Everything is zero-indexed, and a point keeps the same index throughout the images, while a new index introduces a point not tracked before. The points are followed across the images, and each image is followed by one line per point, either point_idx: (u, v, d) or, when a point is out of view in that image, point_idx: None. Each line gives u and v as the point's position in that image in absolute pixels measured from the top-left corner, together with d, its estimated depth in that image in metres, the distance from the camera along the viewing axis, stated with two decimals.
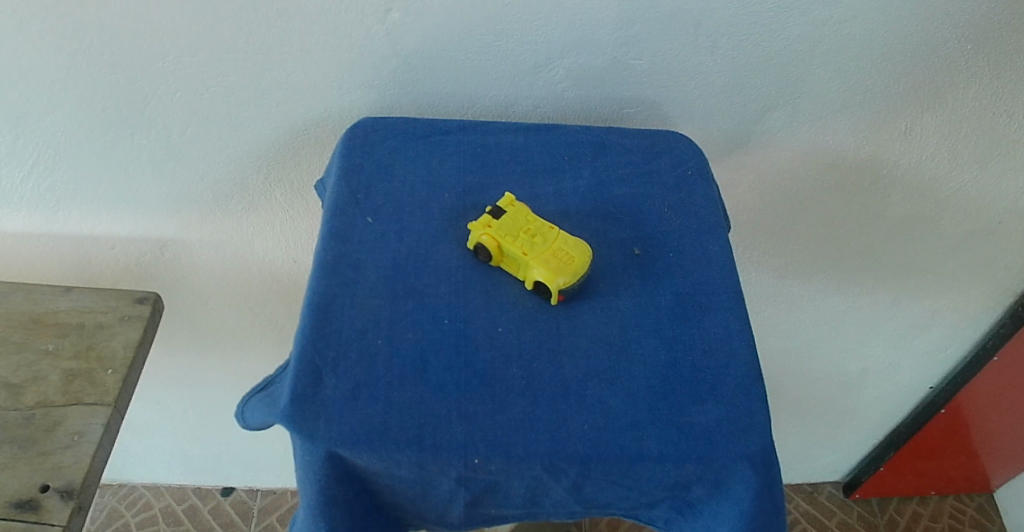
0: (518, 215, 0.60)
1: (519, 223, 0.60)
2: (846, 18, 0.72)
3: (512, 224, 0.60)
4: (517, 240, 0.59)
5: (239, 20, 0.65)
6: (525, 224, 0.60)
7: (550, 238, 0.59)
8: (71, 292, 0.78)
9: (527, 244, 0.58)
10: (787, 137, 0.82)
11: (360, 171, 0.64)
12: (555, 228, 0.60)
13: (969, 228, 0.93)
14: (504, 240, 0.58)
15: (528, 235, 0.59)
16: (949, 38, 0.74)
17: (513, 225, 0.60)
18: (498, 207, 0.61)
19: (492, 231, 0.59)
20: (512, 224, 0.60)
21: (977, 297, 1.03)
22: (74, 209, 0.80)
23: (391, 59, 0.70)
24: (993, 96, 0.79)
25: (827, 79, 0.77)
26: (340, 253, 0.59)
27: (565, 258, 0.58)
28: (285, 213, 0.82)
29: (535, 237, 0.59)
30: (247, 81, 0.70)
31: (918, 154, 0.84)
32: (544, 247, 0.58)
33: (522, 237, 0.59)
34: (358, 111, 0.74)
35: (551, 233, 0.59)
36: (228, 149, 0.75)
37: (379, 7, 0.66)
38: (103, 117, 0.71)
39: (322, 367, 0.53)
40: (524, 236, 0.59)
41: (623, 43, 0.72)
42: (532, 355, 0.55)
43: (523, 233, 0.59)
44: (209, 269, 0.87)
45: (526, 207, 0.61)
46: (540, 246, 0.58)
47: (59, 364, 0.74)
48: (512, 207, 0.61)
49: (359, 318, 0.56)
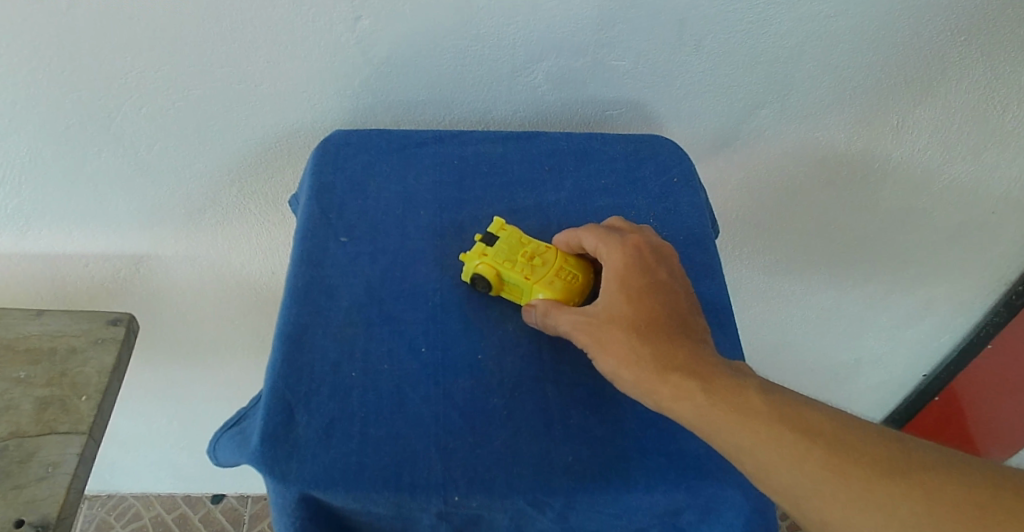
0: (511, 239, 0.58)
1: (514, 246, 0.58)
2: (834, 12, 0.69)
3: (507, 250, 0.58)
4: (515, 264, 0.57)
5: (204, 34, 0.63)
6: (519, 246, 0.58)
7: (548, 258, 0.58)
8: (43, 315, 0.75)
9: (528, 268, 0.57)
10: (775, 134, 0.80)
11: (332, 189, 0.62)
12: (551, 247, 0.58)
13: (963, 218, 0.92)
14: (502, 267, 0.56)
15: (526, 258, 0.57)
16: (941, 30, 0.72)
17: (508, 249, 0.58)
18: (489, 233, 0.59)
19: (488, 259, 0.56)
20: (507, 249, 0.57)
21: (974, 288, 1.01)
22: (44, 229, 0.77)
23: (363, 68, 0.68)
24: (987, 87, 0.77)
25: (818, 74, 0.75)
26: (312, 278, 0.57)
27: (569, 279, 0.57)
28: (260, 224, 0.80)
29: (534, 259, 0.57)
30: (214, 94, 0.67)
31: (911, 147, 0.83)
32: (545, 269, 0.57)
33: (521, 261, 0.57)
34: (333, 122, 0.72)
35: (549, 255, 0.58)
36: (199, 163, 0.73)
37: (349, 15, 0.63)
38: (66, 135, 0.68)
39: (294, 403, 0.51)
40: (522, 260, 0.57)
41: (603, 44, 0.69)
42: (513, 384, 0.54)
43: (520, 256, 0.57)
44: (186, 283, 0.85)
45: (517, 229, 0.59)
46: (540, 270, 0.57)
47: (31, 392, 0.72)
48: (504, 230, 0.59)
49: (333, 349, 0.54)
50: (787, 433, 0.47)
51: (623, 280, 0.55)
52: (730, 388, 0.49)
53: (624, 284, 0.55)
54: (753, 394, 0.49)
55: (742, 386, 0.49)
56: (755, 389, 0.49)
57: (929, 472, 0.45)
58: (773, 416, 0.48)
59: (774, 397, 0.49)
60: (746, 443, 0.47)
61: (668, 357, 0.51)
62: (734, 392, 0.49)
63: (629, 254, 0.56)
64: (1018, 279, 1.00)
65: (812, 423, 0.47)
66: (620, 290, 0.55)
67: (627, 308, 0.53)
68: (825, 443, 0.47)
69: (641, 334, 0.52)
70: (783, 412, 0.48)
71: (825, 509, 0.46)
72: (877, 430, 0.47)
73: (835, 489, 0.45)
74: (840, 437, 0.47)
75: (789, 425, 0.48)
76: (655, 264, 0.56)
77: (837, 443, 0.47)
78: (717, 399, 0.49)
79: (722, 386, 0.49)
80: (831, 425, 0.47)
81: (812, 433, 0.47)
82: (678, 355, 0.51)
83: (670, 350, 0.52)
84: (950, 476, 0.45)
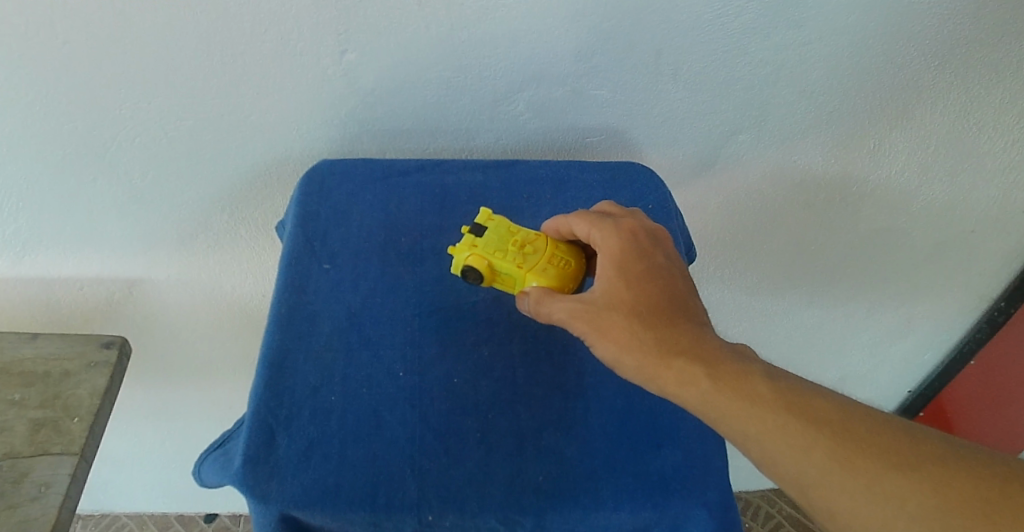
0: (501, 228, 0.60)
1: (504, 236, 0.60)
2: (807, 41, 0.72)
3: (497, 240, 0.60)
4: (507, 253, 0.59)
5: (196, 66, 0.65)
6: (510, 234, 0.60)
7: (539, 246, 0.60)
8: (37, 339, 0.78)
9: (520, 257, 0.59)
10: (753, 160, 0.83)
11: (316, 218, 0.64)
12: (540, 235, 0.61)
13: (942, 238, 0.94)
14: (494, 256, 0.58)
15: (517, 246, 0.60)
16: (914, 57, 0.74)
17: (498, 239, 0.60)
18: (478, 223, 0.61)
19: (480, 250, 0.59)
20: (497, 239, 0.60)
21: (957, 304, 1.03)
22: (41, 253, 0.79)
23: (349, 98, 0.70)
24: (960, 111, 0.79)
25: (793, 101, 0.77)
26: (295, 304, 0.60)
27: (561, 265, 0.59)
28: (250, 249, 0.82)
29: (525, 247, 0.59)
30: (205, 124, 0.70)
31: (887, 169, 0.85)
32: (537, 256, 0.59)
33: (512, 250, 0.59)
34: (321, 150, 0.74)
35: (540, 242, 0.60)
36: (192, 191, 0.75)
37: (335, 48, 0.66)
38: (63, 163, 0.71)
39: (275, 426, 0.54)
40: (513, 249, 0.59)
41: (583, 74, 0.72)
42: (487, 406, 0.57)
43: (511, 245, 0.60)
44: (178, 306, 0.87)
45: (506, 219, 0.61)
46: (532, 257, 0.59)
47: (25, 414, 0.74)
48: (493, 220, 0.61)
49: (314, 373, 0.57)
50: (793, 423, 0.50)
51: (619, 263, 0.58)
52: (734, 376, 0.52)
53: (622, 269, 0.58)
54: (759, 383, 0.52)
55: (747, 374, 0.52)
56: (760, 378, 0.52)
57: (935, 464, 0.48)
58: (779, 404, 0.51)
59: (780, 386, 0.52)
60: (754, 431, 0.51)
61: (672, 343, 0.54)
62: (739, 381, 0.52)
63: (626, 238, 0.59)
64: (998, 297, 1.02)
65: (816, 412, 0.51)
66: (619, 275, 0.57)
67: (627, 294, 0.56)
68: (830, 431, 0.50)
69: (642, 320, 0.55)
70: (788, 401, 0.51)
71: (834, 497, 0.49)
72: (881, 419, 0.51)
73: (843, 477, 0.49)
74: (844, 426, 0.50)
75: (793, 413, 0.51)
76: (652, 248, 0.59)
77: (843, 434, 0.50)
78: (721, 387, 0.52)
79: (726, 374, 0.53)
80: (836, 414, 0.51)
81: (818, 422, 0.50)
82: (680, 341, 0.55)
83: (673, 337, 0.55)
84: (954, 469, 0.48)
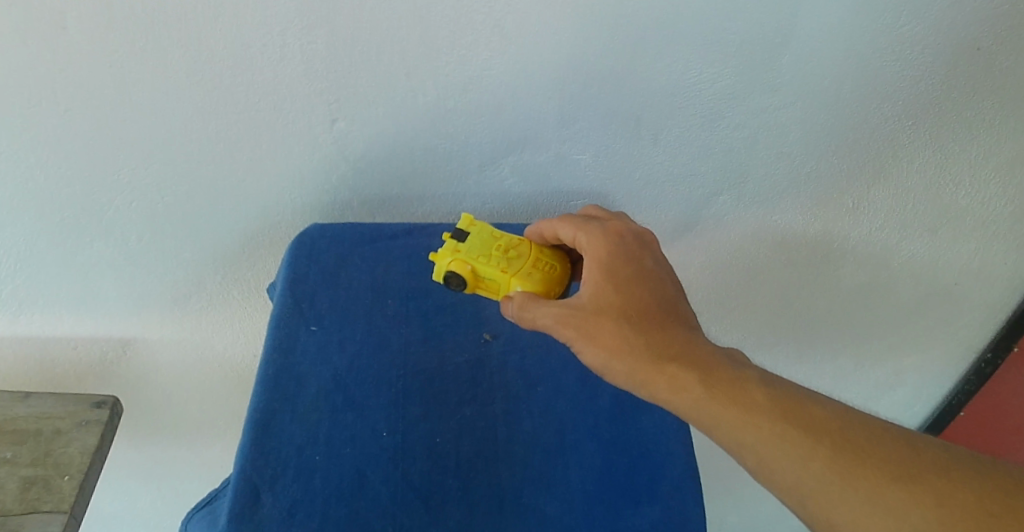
0: (483, 234, 0.65)
1: (488, 241, 0.65)
2: (785, 104, 0.75)
3: (481, 245, 0.65)
4: (491, 258, 0.64)
5: (192, 131, 0.67)
6: (493, 240, 0.65)
7: (521, 251, 0.65)
8: (30, 398, 0.79)
9: (504, 261, 0.64)
10: (734, 220, 0.85)
11: (305, 280, 0.67)
12: (520, 240, 0.66)
13: (927, 292, 0.96)
14: (480, 263, 0.63)
15: (501, 252, 0.65)
16: (891, 116, 0.77)
17: (482, 245, 0.65)
18: (461, 229, 0.66)
19: (466, 256, 0.64)
20: (481, 244, 0.65)
21: (944, 355, 1.06)
22: (35, 313, 0.80)
23: (340, 165, 0.73)
24: (936, 168, 0.82)
25: (771, 162, 0.80)
26: (282, 366, 0.63)
27: (543, 269, 0.65)
28: (244, 310, 0.84)
29: (508, 253, 0.65)
30: (201, 189, 0.72)
31: (869, 226, 0.87)
32: (521, 261, 0.64)
33: (496, 255, 0.64)
34: (312, 213, 0.77)
35: (522, 247, 0.65)
36: (187, 253, 0.78)
37: (326, 118, 0.68)
38: (60, 226, 0.72)
39: (260, 484, 0.58)
40: (496, 254, 0.64)
41: (566, 140, 0.75)
42: (468, 466, 0.62)
43: (495, 250, 0.65)
44: (171, 365, 0.88)
45: (487, 224, 0.66)
46: (515, 261, 0.64)
47: (16, 471, 0.75)
48: (475, 227, 0.66)
49: (299, 433, 0.61)
50: (791, 432, 0.55)
51: (608, 268, 0.63)
52: (730, 385, 0.57)
53: (612, 275, 0.63)
54: (755, 391, 0.57)
55: (744, 384, 0.57)
56: (757, 388, 0.57)
57: (929, 470, 0.53)
58: (775, 412, 0.56)
59: (775, 394, 0.57)
60: (753, 439, 0.55)
61: (668, 351, 0.60)
62: (736, 390, 0.57)
63: (614, 243, 0.65)
64: (986, 347, 1.04)
65: (812, 421, 0.55)
66: (610, 281, 0.63)
67: (618, 299, 0.62)
68: (827, 439, 0.55)
69: (634, 324, 0.60)
70: (784, 410, 0.56)
71: (832, 504, 0.53)
72: (878, 428, 0.55)
73: (841, 484, 0.53)
74: (841, 435, 0.55)
75: (789, 421, 0.55)
76: (639, 253, 0.65)
77: (840, 443, 0.54)
78: (716, 394, 0.57)
79: (723, 383, 0.58)
80: (833, 423, 0.55)
81: (814, 430, 0.55)
82: (674, 348, 0.60)
83: (668, 344, 0.60)
84: (953, 479, 0.52)
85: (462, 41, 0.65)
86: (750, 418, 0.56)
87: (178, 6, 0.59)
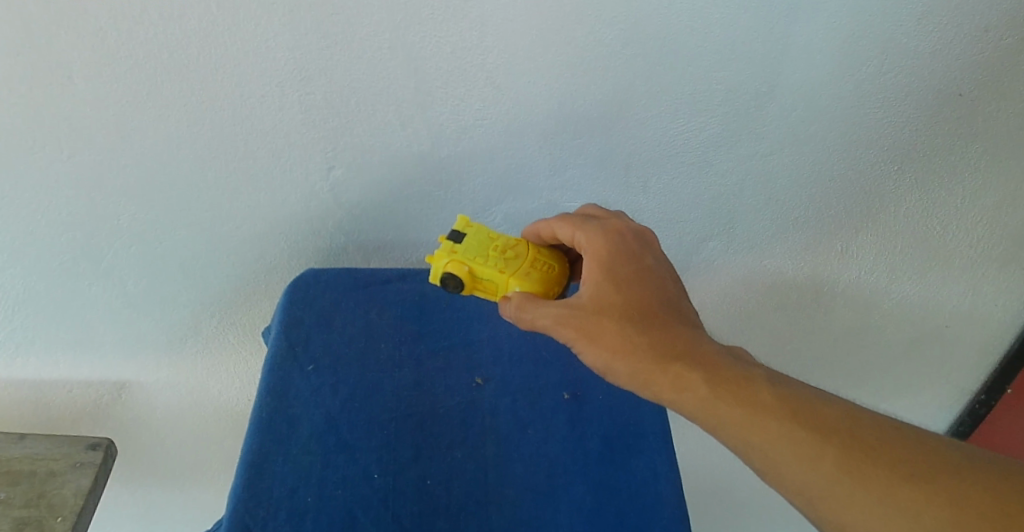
0: (479, 237, 0.65)
1: (484, 243, 0.65)
2: (771, 152, 0.77)
3: (478, 247, 0.64)
4: (488, 259, 0.64)
5: (191, 178, 0.69)
6: (490, 241, 0.65)
7: (519, 252, 0.65)
8: (25, 439, 0.79)
9: (501, 262, 0.64)
10: (723, 264, 0.87)
11: (300, 324, 0.68)
12: (516, 241, 0.66)
13: (917, 334, 0.97)
14: (476, 264, 0.63)
15: (498, 253, 0.64)
16: (876, 163, 0.79)
17: (478, 247, 0.64)
18: (456, 232, 0.66)
19: (462, 257, 0.63)
20: (478, 246, 0.64)
21: (936, 395, 1.07)
22: (33, 356, 0.81)
23: (336, 211, 0.74)
24: (922, 213, 0.84)
25: (759, 207, 0.81)
26: (276, 409, 0.64)
27: (542, 270, 0.64)
28: (240, 353, 0.85)
29: (505, 254, 0.64)
30: (199, 234, 0.74)
31: (858, 270, 0.89)
32: (518, 262, 0.64)
33: (493, 256, 0.64)
34: (308, 258, 0.78)
35: (519, 248, 0.65)
36: (184, 297, 0.79)
37: (322, 166, 0.70)
38: (60, 270, 0.74)
39: (251, 526, 0.58)
40: (493, 255, 0.64)
41: (557, 187, 0.77)
42: (459, 507, 0.63)
43: (492, 252, 0.64)
44: (166, 408, 0.89)
45: (483, 226, 0.66)
46: (512, 262, 0.64)
47: (9, 513, 0.76)
48: (470, 230, 0.66)
49: (291, 475, 0.61)
50: (799, 431, 0.53)
51: (607, 266, 0.62)
52: (735, 384, 0.56)
53: (611, 274, 0.62)
54: (762, 390, 0.55)
55: (751, 383, 0.56)
56: (763, 387, 0.56)
57: (949, 472, 0.50)
58: (782, 412, 0.54)
59: (783, 393, 0.55)
60: (760, 439, 0.54)
61: (670, 349, 0.58)
62: (741, 388, 0.56)
63: (613, 240, 0.64)
64: (979, 388, 1.05)
65: (821, 421, 0.53)
66: (609, 280, 0.62)
67: (618, 298, 0.61)
68: (838, 439, 0.52)
69: (634, 322, 0.59)
70: (792, 408, 0.54)
71: (844, 507, 0.51)
72: (891, 427, 0.53)
73: (853, 487, 0.51)
74: (851, 433, 0.53)
75: (797, 420, 0.54)
76: (640, 251, 0.64)
77: (850, 442, 0.52)
78: (721, 393, 0.56)
79: (727, 381, 0.56)
80: (843, 422, 0.53)
81: (825, 430, 0.53)
82: (677, 346, 0.58)
83: (670, 342, 0.59)
84: (972, 479, 0.50)
85: (455, 91, 0.67)
86: (755, 418, 0.54)
87: (179, 58, 0.61)
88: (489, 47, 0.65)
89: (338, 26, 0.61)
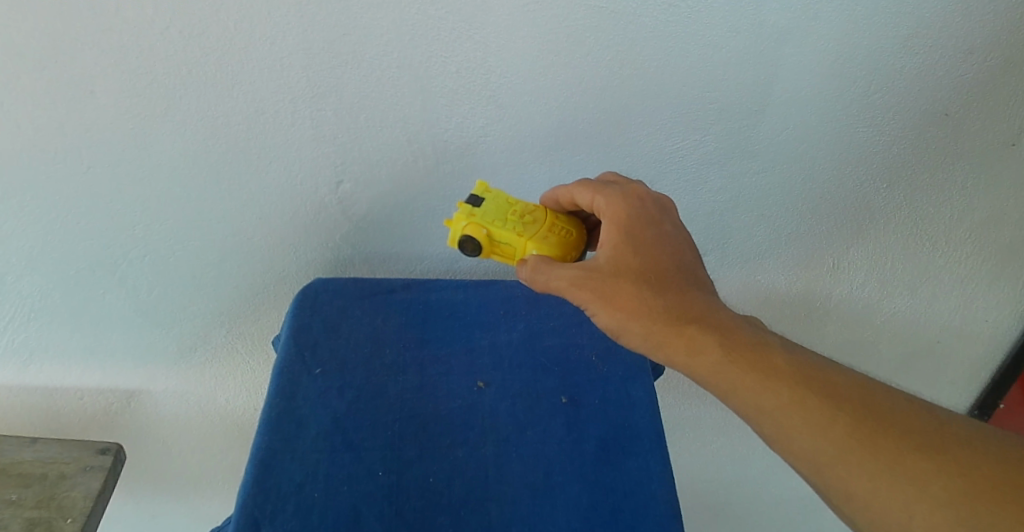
0: (498, 203, 0.68)
1: (503, 209, 0.68)
2: (763, 169, 0.80)
3: (497, 212, 0.67)
4: (507, 223, 0.66)
5: (205, 189, 0.72)
6: (508, 206, 0.68)
7: (536, 217, 0.68)
8: (37, 443, 0.82)
9: (520, 226, 0.66)
10: (718, 280, 0.89)
11: (310, 330, 0.72)
12: (533, 207, 0.69)
13: (909, 349, 1.00)
14: (495, 227, 0.66)
15: (517, 217, 0.67)
16: (866, 180, 0.82)
17: (498, 212, 0.67)
18: (476, 197, 0.69)
19: (481, 221, 0.66)
20: (497, 211, 0.67)
21: None
22: (46, 364, 0.83)
23: (344, 224, 0.77)
24: (910, 229, 0.87)
25: (752, 223, 0.84)
26: (285, 409, 0.67)
27: (559, 234, 0.67)
28: (246, 363, 0.87)
29: (523, 218, 0.67)
30: (212, 245, 0.76)
31: (849, 285, 0.92)
32: (535, 226, 0.67)
33: (511, 220, 0.67)
34: (316, 271, 0.81)
35: (536, 214, 0.68)
36: (194, 306, 0.81)
37: (332, 179, 0.73)
38: (76, 279, 0.76)
39: (260, 519, 0.61)
40: (511, 219, 0.67)
41: None
42: (459, 503, 0.65)
43: (511, 216, 0.67)
44: (174, 417, 0.91)
45: (501, 193, 0.69)
46: (530, 226, 0.67)
47: (21, 513, 0.77)
48: (489, 196, 0.69)
49: (299, 471, 0.64)
50: (811, 399, 0.56)
51: (625, 230, 0.64)
52: (750, 349, 0.58)
53: (631, 238, 0.64)
54: (776, 355, 0.58)
55: (765, 350, 0.58)
56: (779, 353, 0.58)
57: (957, 444, 0.53)
58: (795, 377, 0.57)
59: (796, 360, 0.58)
60: (773, 405, 0.56)
61: (686, 314, 0.61)
62: (756, 354, 0.58)
63: (632, 206, 0.66)
64: (971, 403, 1.07)
65: (833, 389, 0.56)
66: (628, 243, 0.64)
67: (636, 261, 0.63)
68: (849, 407, 0.55)
69: (651, 287, 0.62)
70: (804, 375, 0.57)
71: (852, 474, 0.53)
72: (901, 399, 0.56)
73: (863, 454, 0.53)
74: (862, 403, 0.55)
75: (809, 387, 0.56)
76: (659, 218, 0.66)
77: (860, 412, 0.55)
78: (735, 357, 0.58)
79: (742, 346, 0.59)
80: (855, 391, 0.56)
81: (836, 398, 0.56)
82: (693, 310, 0.61)
83: (686, 306, 0.61)
84: (980, 452, 0.52)
85: (460, 109, 0.70)
86: (769, 383, 0.56)
87: (198, 75, 0.64)
88: (492, 67, 0.68)
89: (349, 45, 0.65)
